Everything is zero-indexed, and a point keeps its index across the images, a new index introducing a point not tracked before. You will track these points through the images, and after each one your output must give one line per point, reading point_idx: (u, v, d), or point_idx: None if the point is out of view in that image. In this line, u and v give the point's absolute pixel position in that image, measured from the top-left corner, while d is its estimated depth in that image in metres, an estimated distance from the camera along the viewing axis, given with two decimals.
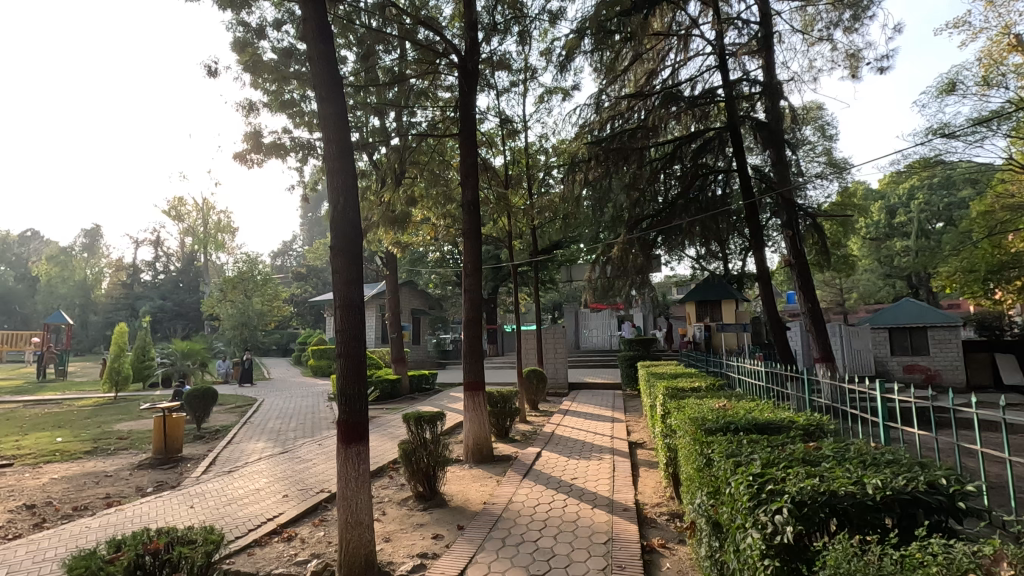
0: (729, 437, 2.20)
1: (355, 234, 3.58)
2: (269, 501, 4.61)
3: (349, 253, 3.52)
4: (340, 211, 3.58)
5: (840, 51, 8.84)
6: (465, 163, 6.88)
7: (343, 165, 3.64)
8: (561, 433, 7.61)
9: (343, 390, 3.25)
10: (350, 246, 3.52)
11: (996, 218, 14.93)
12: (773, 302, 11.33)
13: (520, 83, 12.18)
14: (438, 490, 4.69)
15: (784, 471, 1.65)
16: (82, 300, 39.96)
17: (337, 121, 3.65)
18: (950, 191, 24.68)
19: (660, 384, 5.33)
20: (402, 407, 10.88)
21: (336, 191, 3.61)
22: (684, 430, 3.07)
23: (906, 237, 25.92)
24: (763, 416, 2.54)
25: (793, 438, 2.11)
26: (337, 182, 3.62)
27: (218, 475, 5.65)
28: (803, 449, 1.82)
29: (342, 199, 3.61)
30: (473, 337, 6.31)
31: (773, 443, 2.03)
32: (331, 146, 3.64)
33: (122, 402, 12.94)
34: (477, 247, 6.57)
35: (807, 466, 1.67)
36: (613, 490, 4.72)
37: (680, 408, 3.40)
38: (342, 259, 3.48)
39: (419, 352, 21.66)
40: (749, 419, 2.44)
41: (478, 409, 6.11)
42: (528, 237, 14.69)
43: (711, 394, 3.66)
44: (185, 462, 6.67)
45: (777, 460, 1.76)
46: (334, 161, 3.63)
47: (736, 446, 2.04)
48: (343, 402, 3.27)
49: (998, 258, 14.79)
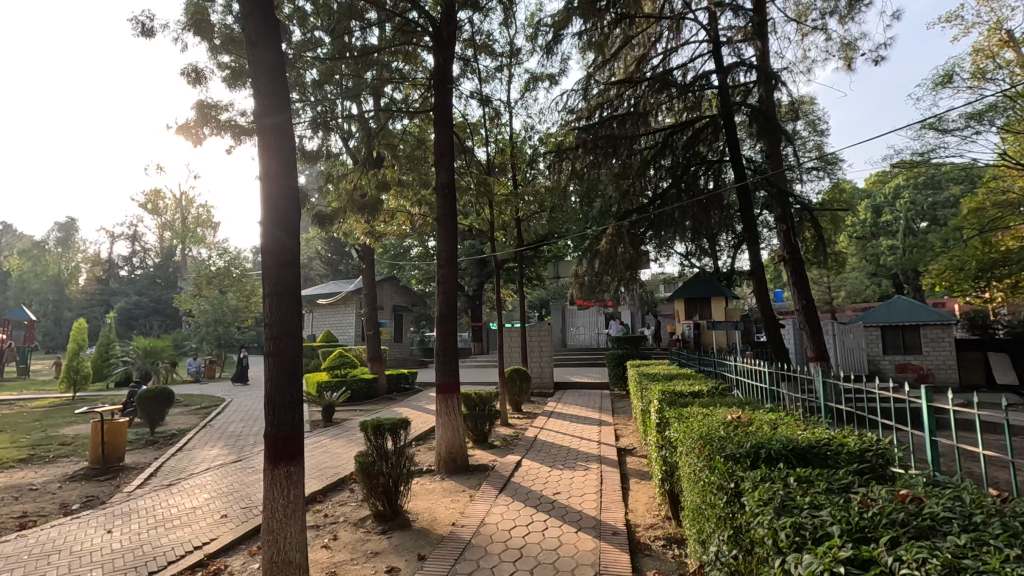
0: (769, 473, 1.64)
1: (294, 225, 2.97)
2: (202, 524, 3.97)
3: (285, 244, 2.89)
4: (275, 195, 2.95)
5: (836, 41, 8.42)
6: (440, 144, 6.27)
7: (281, 142, 3.00)
8: (544, 438, 7.04)
9: (272, 399, 2.67)
10: (286, 238, 2.89)
11: (987, 215, 14.42)
12: (767, 298, 10.87)
13: (504, 68, 11.59)
14: (401, 509, 4.10)
15: (890, 554, 1.09)
16: (54, 296, 38.61)
17: (272, 88, 3.00)
18: (935, 190, 24.09)
19: (654, 383, 4.79)
20: (377, 408, 10.24)
21: (270, 171, 2.97)
22: (689, 445, 2.51)
23: (892, 236, 25.83)
24: (799, 433, 2.00)
25: (861, 481, 1.54)
26: (271, 161, 2.97)
27: (155, 489, 5.00)
28: (903, 511, 1.25)
29: (278, 182, 2.98)
30: (448, 334, 5.72)
31: (838, 488, 1.48)
32: (266, 120, 2.99)
33: (79, 403, 12.10)
34: (452, 233, 5.98)
35: (924, 545, 1.10)
36: (601, 509, 4.12)
37: (682, 418, 2.86)
38: (275, 250, 2.85)
39: (401, 350, 20.99)
40: (783, 438, 1.90)
41: (451, 414, 5.53)
42: (513, 231, 14.14)
43: (716, 401, 3.13)
44: (126, 472, 5.99)
45: (866, 531, 1.19)
46: (268, 137, 2.97)
47: (786, 490, 1.48)
48: (271, 413, 2.68)
49: (988, 256, 14.60)
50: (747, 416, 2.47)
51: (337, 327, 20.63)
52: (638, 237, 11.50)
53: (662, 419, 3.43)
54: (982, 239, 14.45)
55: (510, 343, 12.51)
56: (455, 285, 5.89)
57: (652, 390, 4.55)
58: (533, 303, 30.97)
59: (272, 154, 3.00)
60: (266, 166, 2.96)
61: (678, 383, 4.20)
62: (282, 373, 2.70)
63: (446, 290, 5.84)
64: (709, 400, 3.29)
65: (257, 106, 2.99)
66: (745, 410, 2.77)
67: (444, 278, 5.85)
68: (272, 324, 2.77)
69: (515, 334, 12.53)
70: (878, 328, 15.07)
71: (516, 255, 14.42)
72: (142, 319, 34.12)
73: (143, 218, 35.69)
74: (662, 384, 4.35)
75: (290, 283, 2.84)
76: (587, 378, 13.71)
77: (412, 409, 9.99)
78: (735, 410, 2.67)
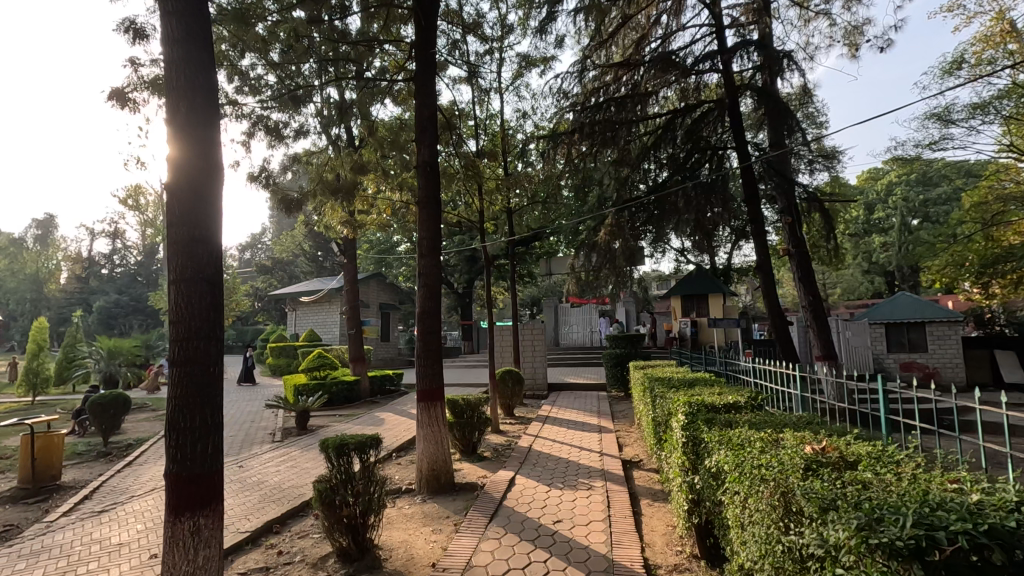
0: None
1: (214, 211, 2.25)
2: (122, 568, 3.22)
3: (201, 234, 2.16)
4: (188, 170, 2.21)
5: (842, 27, 7.82)
6: (422, 118, 5.49)
7: (202, 95, 2.27)
8: (540, 448, 6.35)
9: (176, 424, 1.97)
10: (202, 228, 2.16)
11: (990, 209, 13.87)
12: (775, 293, 10.21)
13: (494, 50, 10.88)
14: (369, 546, 3.37)
15: None
16: (31, 295, 37.26)
17: (191, 27, 2.27)
18: (927, 188, 23.54)
19: (669, 388, 4.11)
20: (359, 413, 9.52)
21: (182, 139, 2.23)
22: (752, 488, 1.80)
23: (887, 233, 25.54)
24: (964, 488, 1.31)
25: None
26: (184, 126, 2.23)
27: (83, 518, 4.24)
28: None
29: (195, 143, 2.25)
30: (430, 335, 4.97)
31: None
32: (176, 71, 2.25)
33: (37, 408, 11.23)
34: (435, 219, 5.23)
35: None
36: (611, 545, 3.41)
37: (730, 443, 2.18)
38: (186, 237, 2.12)
39: (388, 350, 20.25)
40: (953, 499, 1.21)
41: (435, 424, 4.83)
42: (504, 224, 13.46)
43: (768, 421, 2.45)
44: (61, 493, 5.22)
45: None
46: (183, 98, 2.24)
47: None
48: (173, 443, 1.97)
49: (992, 252, 13.69)
50: (834, 447, 1.77)
51: (321, 326, 19.85)
52: (637, 230, 10.86)
53: (695, 443, 2.74)
54: (985, 236, 13.75)
55: (501, 342, 11.79)
56: (440, 278, 5.14)
57: (667, 397, 3.86)
58: (525, 301, 30.32)
59: (191, 122, 2.28)
60: (177, 133, 2.22)
61: (700, 390, 3.52)
62: (193, 399, 2.00)
63: (428, 284, 5.08)
64: (754, 416, 2.60)
65: (166, 55, 2.26)
66: (815, 433, 2.07)
67: (426, 269, 5.10)
68: (179, 336, 2.03)
69: (507, 333, 11.83)
70: (882, 324, 14.63)
71: (507, 250, 13.72)
72: (121, 318, 33.07)
73: (123, 215, 34.57)
74: (681, 392, 3.67)
75: (208, 280, 2.13)
76: (583, 379, 13.03)
77: (396, 414, 9.27)
78: (809, 436, 1.97)
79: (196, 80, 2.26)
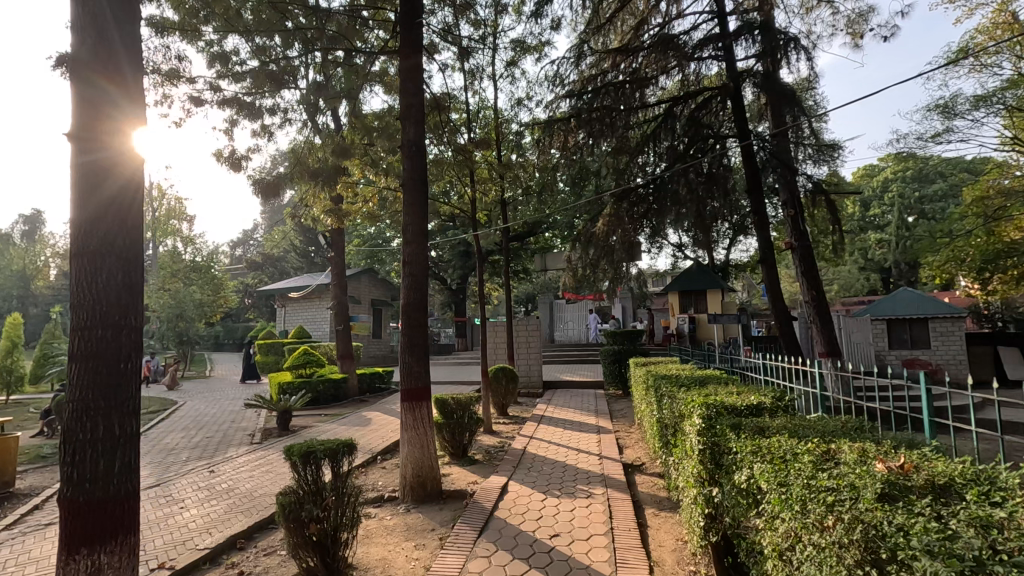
0: None
1: (123, 181, 2.17)
2: None
3: (111, 208, 2.11)
4: (97, 138, 2.12)
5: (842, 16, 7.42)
6: (407, 94, 5.02)
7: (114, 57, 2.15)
8: (534, 450, 5.94)
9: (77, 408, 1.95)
10: (112, 203, 2.11)
11: (992, 204, 13.47)
12: (778, 287, 9.84)
13: (487, 36, 10.46)
14: (340, 568, 2.96)
15: None
16: (18, 290, 36.45)
17: None
18: (923, 184, 23.36)
19: (678, 387, 3.72)
20: (345, 412, 9.10)
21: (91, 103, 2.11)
22: (812, 515, 1.42)
23: (882, 230, 25.36)
24: None
25: None
26: (87, 102, 2.10)
27: (25, 532, 3.80)
28: None
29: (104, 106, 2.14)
30: (416, 328, 4.56)
31: None
32: (86, 28, 2.11)
33: (9, 408, 10.72)
34: (423, 202, 4.82)
35: None
36: (615, 563, 3.02)
37: (770, 453, 1.80)
38: (95, 212, 2.07)
39: (379, 347, 19.84)
40: None
41: (420, 426, 4.42)
42: (498, 217, 13.06)
43: (811, 426, 2.07)
44: (12, 502, 4.77)
45: None
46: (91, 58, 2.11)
47: None
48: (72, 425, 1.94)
49: (994, 247, 13.16)
50: (916, 466, 1.39)
51: (312, 322, 19.41)
52: (637, 222, 10.47)
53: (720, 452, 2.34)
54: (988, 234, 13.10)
55: (495, 338, 11.40)
56: (427, 266, 4.73)
57: (677, 396, 3.48)
58: (520, 298, 29.97)
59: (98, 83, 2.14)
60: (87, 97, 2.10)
61: (714, 390, 3.14)
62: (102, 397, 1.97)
63: (414, 273, 4.66)
64: (787, 421, 2.21)
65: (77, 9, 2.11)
66: (875, 444, 1.68)
67: (412, 256, 4.69)
68: (81, 328, 1.99)
69: (500, 329, 11.44)
70: (885, 320, 14.34)
71: (501, 244, 13.32)
72: None
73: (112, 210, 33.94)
74: (694, 392, 3.26)
75: (117, 262, 2.08)
76: (579, 377, 12.64)
77: (384, 413, 8.87)
78: (874, 449, 1.58)
79: (102, 48, 2.12)
